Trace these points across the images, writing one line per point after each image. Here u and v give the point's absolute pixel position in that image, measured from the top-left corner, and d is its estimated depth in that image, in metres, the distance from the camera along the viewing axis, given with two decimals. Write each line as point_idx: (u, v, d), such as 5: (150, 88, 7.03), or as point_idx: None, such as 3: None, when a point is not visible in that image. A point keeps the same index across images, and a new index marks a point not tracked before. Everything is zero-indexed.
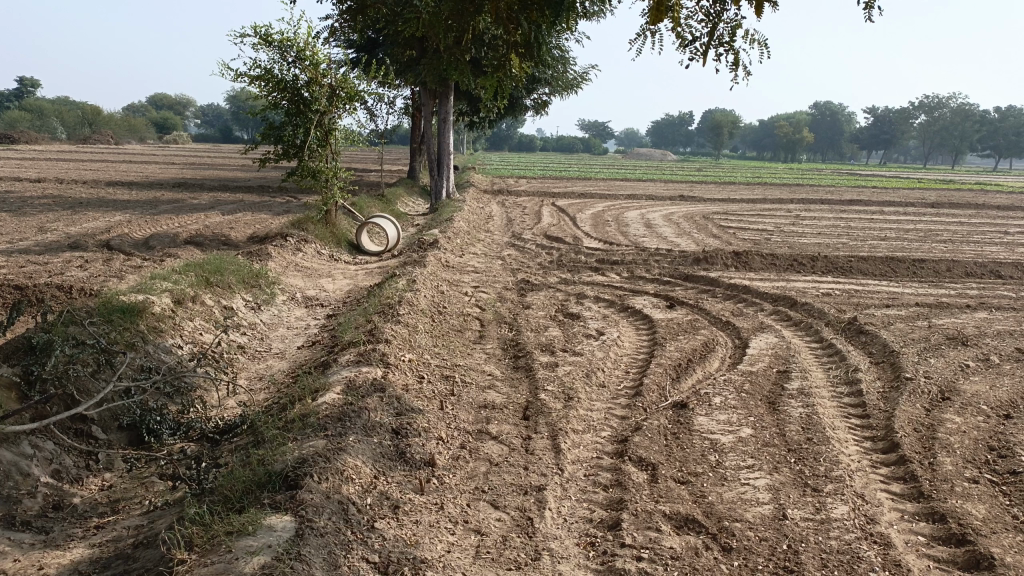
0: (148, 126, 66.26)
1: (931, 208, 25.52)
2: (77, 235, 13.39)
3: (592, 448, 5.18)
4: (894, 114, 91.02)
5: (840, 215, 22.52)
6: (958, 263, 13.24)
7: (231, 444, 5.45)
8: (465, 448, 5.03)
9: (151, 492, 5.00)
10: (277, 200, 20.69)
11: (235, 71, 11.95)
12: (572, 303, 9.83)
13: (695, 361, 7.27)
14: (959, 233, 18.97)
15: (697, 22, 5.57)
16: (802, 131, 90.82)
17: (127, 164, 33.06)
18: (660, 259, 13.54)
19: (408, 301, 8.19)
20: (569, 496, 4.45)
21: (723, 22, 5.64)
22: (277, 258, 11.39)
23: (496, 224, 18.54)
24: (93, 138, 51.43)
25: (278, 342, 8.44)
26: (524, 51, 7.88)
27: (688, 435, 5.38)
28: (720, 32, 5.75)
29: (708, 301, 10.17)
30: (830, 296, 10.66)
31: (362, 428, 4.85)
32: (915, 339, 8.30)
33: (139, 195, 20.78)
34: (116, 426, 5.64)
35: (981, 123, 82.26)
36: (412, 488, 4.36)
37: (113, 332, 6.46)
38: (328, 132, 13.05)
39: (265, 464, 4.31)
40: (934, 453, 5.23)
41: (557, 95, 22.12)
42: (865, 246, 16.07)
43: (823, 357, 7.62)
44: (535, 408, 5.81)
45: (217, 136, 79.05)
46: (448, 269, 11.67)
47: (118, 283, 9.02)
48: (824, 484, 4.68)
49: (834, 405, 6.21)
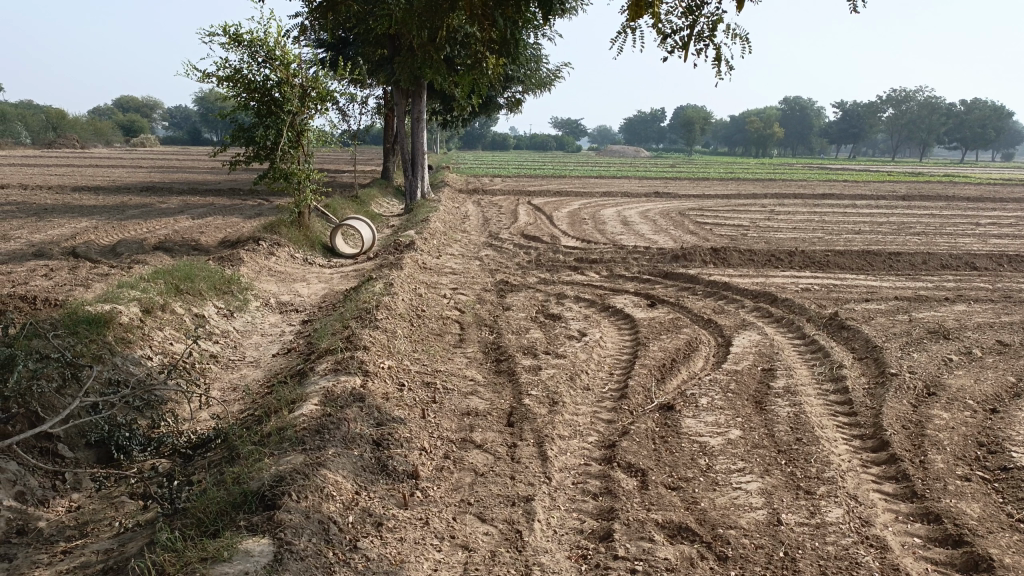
0: (115, 130, 65.27)
1: (903, 201, 25.76)
2: (41, 243, 13.01)
3: (579, 454, 5.06)
4: (863, 108, 92.17)
5: (814, 210, 22.64)
6: (934, 256, 13.32)
7: (205, 460, 5.25)
8: (449, 458, 4.88)
9: (121, 513, 4.77)
10: (249, 203, 20.34)
11: (203, 72, 11.67)
12: (552, 304, 9.71)
13: (679, 360, 7.18)
14: (931, 225, 19.10)
15: (678, 17, 5.48)
16: (773, 126, 91.56)
17: (93, 168, 32.42)
18: (638, 257, 13.46)
19: (386, 305, 8.02)
20: (558, 507, 4.32)
21: (703, 17, 5.55)
22: (249, 263, 11.14)
23: (472, 224, 18.38)
24: (59, 142, 50.49)
25: (252, 350, 8.22)
26: (499, 48, 7.74)
27: (676, 438, 5.27)
28: (701, 27, 5.66)
29: (689, 299, 10.09)
30: (810, 291, 10.65)
31: (342, 440, 4.68)
32: (897, 333, 8.29)
33: (106, 200, 20.33)
34: (84, 443, 5.40)
35: (948, 116, 83.49)
36: (395, 502, 4.20)
37: (79, 345, 6.21)
38: (300, 133, 12.79)
39: (240, 482, 4.12)
40: (925, 451, 5.17)
41: (530, 94, 21.98)
42: (841, 240, 16.14)
43: (806, 353, 7.57)
44: (520, 413, 5.67)
45: (185, 138, 77.99)
46: (426, 270, 11.50)
47: (84, 292, 8.74)
48: (817, 486, 4.59)
49: (821, 403, 6.13)
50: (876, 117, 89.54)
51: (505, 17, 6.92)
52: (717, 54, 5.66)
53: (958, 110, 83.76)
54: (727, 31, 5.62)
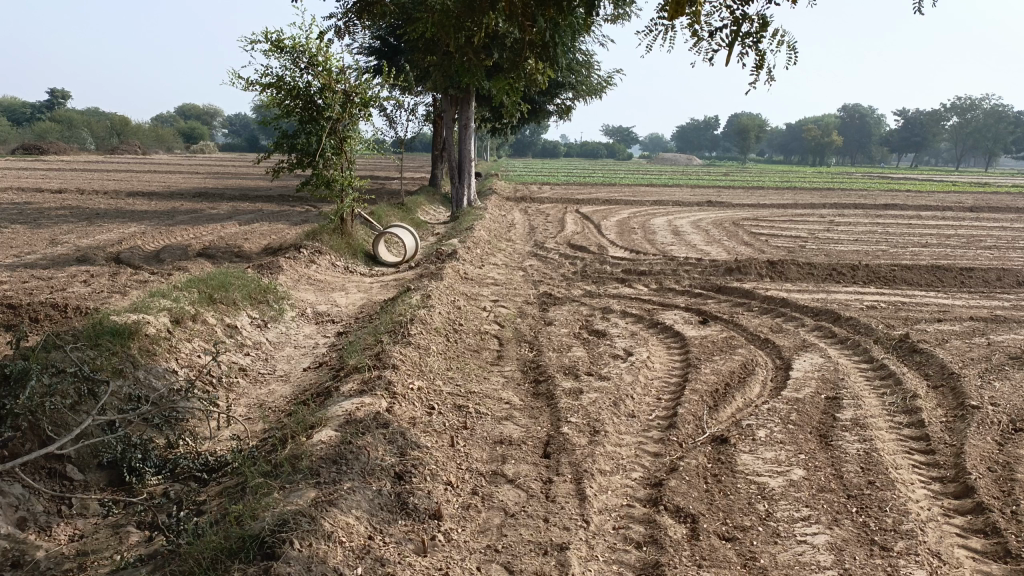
0: (175, 136, 66.92)
1: (970, 212, 24.57)
2: (87, 248, 12.98)
3: (622, 493, 4.57)
4: (926, 116, 89.20)
5: (876, 221, 21.66)
6: (1010, 272, 12.41)
7: (218, 488, 4.91)
8: (477, 494, 4.44)
9: (125, 544, 4.43)
10: (296, 209, 20.28)
11: (246, 80, 11.51)
12: (597, 319, 9.20)
13: (734, 385, 6.62)
14: (1003, 238, 18.00)
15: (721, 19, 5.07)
16: (830, 135, 89.21)
17: (150, 174, 32.89)
18: (690, 269, 12.86)
19: (421, 319, 7.61)
20: (596, 557, 3.84)
21: (748, 19, 5.15)
22: (288, 271, 10.88)
23: (518, 233, 17.95)
24: (122, 148, 51.79)
25: (283, 363, 7.88)
26: (541, 50, 7.27)
27: (731, 478, 4.74)
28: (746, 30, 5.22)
29: (744, 316, 9.48)
30: (875, 309, 9.93)
31: (359, 473, 4.31)
32: (975, 358, 7.57)
33: (158, 206, 20.50)
34: (96, 464, 5.10)
35: (1016, 124, 80.16)
36: (413, 548, 3.78)
37: (99, 358, 5.90)
38: (343, 140, 12.55)
39: (242, 523, 3.77)
40: (1017, 500, 4.54)
41: (580, 100, 21.43)
42: (907, 254, 15.27)
43: (875, 381, 6.92)
44: (557, 443, 5.19)
45: (243, 145, 79.99)
46: (467, 281, 11.11)
47: (119, 301, 8.54)
48: (894, 541, 4.01)
49: (894, 438, 5.52)
50: (939, 125, 86.56)
51: (546, 18, 6.48)
52: (760, 62, 5.32)
53: None
54: (773, 40, 5.26)
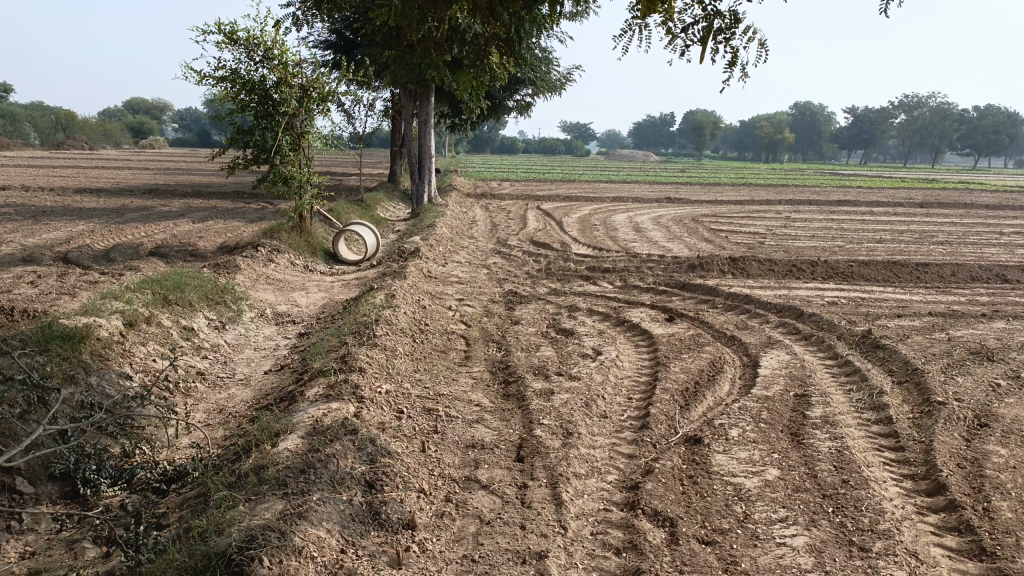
0: (125, 132, 65.24)
1: (921, 208, 25.16)
2: (34, 247, 12.49)
3: (598, 497, 4.49)
4: (874, 114, 91.23)
5: (831, 217, 22.02)
6: (963, 267, 12.67)
7: (179, 501, 4.70)
8: (451, 502, 4.32)
9: (81, 561, 4.21)
10: (253, 207, 19.86)
11: (198, 73, 11.16)
12: (563, 318, 9.12)
13: (704, 384, 6.61)
14: (954, 234, 18.42)
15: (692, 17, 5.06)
16: (783, 132, 90.71)
17: (99, 170, 32.01)
18: (652, 266, 12.87)
19: (387, 319, 7.44)
20: (576, 565, 3.75)
21: (721, 16, 5.14)
22: (246, 270, 10.58)
23: (480, 230, 17.81)
24: (68, 143, 50.27)
25: (243, 366, 7.64)
26: (504, 47, 7.10)
27: (707, 479, 4.69)
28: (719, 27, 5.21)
29: (709, 313, 9.50)
30: (837, 305, 10.04)
31: (328, 483, 4.17)
32: (937, 353, 7.69)
33: (107, 203, 19.89)
34: (47, 476, 4.83)
35: (960, 123, 82.36)
36: (387, 560, 3.65)
37: (49, 364, 5.62)
38: (300, 135, 12.26)
39: (206, 539, 3.61)
40: (987, 496, 4.58)
41: (540, 96, 21.33)
42: (863, 249, 15.53)
43: (841, 377, 6.96)
44: (531, 447, 5.09)
45: (195, 140, 78.42)
46: (430, 279, 10.94)
47: (68, 303, 8.17)
48: (872, 542, 4.00)
49: (863, 435, 5.55)
50: (887, 123, 88.70)
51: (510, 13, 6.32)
52: (733, 58, 5.31)
53: (970, 116, 82.45)
54: (745, 38, 5.27)
